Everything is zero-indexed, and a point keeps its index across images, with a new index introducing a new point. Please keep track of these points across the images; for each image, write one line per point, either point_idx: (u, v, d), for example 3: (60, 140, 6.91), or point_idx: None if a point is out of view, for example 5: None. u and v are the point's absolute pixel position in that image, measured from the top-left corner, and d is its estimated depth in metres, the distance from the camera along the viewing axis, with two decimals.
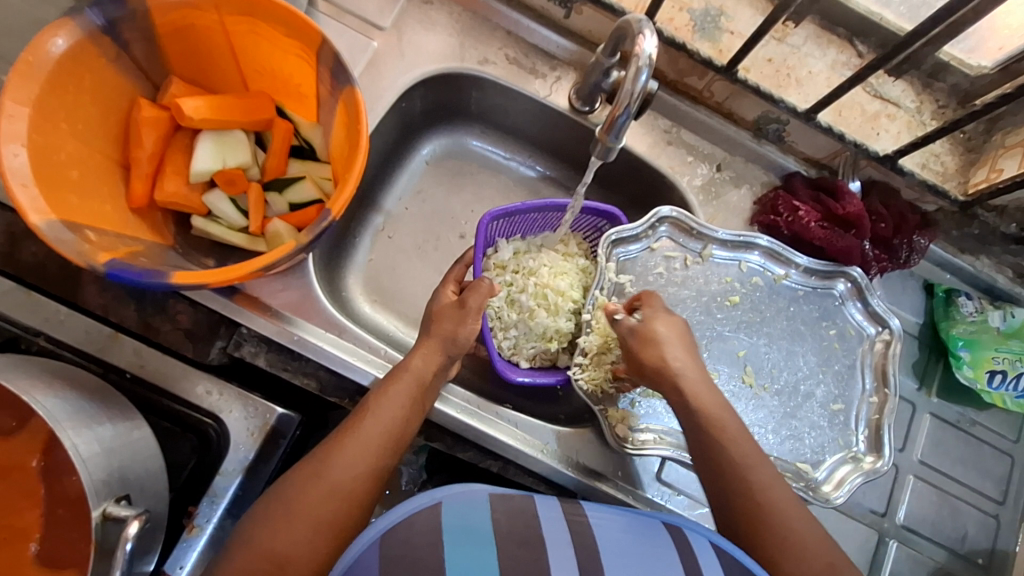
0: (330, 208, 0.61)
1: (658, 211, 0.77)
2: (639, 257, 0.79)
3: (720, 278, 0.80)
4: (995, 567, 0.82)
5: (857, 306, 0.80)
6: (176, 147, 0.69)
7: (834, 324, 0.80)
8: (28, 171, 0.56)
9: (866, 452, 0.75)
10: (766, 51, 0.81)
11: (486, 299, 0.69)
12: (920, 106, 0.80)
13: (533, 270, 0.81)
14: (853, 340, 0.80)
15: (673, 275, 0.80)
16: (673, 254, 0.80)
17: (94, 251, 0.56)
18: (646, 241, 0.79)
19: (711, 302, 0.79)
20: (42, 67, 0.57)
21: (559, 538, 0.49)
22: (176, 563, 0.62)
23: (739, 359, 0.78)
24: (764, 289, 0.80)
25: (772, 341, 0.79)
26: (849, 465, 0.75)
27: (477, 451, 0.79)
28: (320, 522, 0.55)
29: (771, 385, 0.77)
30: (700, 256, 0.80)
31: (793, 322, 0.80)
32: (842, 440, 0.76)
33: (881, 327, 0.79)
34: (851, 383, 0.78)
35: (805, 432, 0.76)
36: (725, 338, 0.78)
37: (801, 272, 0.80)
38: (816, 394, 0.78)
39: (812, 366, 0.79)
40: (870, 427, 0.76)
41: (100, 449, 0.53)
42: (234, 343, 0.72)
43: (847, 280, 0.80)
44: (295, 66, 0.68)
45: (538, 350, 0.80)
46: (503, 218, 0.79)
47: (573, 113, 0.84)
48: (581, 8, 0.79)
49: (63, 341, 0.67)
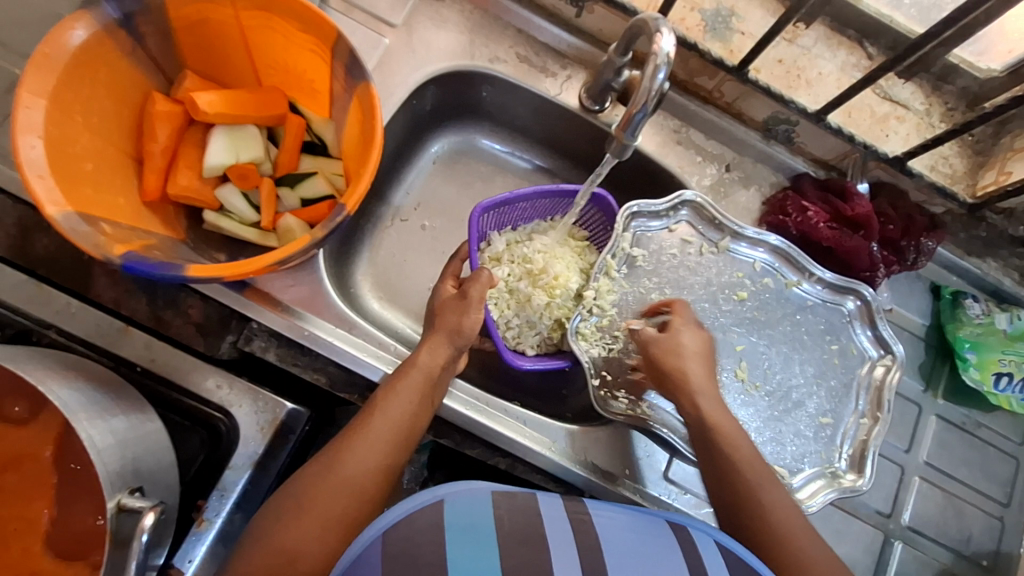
0: (344, 202, 0.61)
1: (682, 194, 0.78)
2: (657, 235, 0.80)
3: (732, 272, 0.80)
4: (1000, 568, 0.82)
5: (867, 331, 0.80)
6: (189, 141, 0.69)
7: (837, 340, 0.79)
8: (44, 162, 0.56)
9: (847, 470, 0.75)
10: (777, 52, 0.81)
11: (486, 289, 0.68)
12: (929, 108, 0.81)
13: (528, 258, 0.81)
14: (854, 360, 0.79)
15: (687, 259, 0.80)
16: (690, 238, 0.80)
17: (109, 243, 0.57)
18: (667, 220, 0.80)
19: (719, 292, 0.80)
20: (59, 59, 0.57)
21: (567, 536, 0.49)
22: (185, 557, 0.63)
23: (736, 353, 0.78)
24: (774, 291, 0.80)
25: (772, 344, 0.79)
26: (825, 480, 0.74)
27: (485, 448, 0.78)
28: (330, 516, 0.55)
29: (763, 385, 0.77)
30: (717, 246, 0.80)
31: (798, 329, 0.80)
32: (824, 454, 0.75)
33: (884, 351, 0.79)
34: (843, 403, 0.77)
35: (789, 438, 0.76)
36: (724, 328, 0.79)
37: (817, 282, 0.80)
38: (807, 405, 0.77)
39: (808, 376, 0.78)
40: (855, 447, 0.75)
41: (114, 441, 0.53)
42: (244, 338, 0.72)
43: (858, 297, 0.79)
44: (309, 62, 0.69)
45: (542, 336, 0.80)
46: (493, 210, 0.79)
47: (583, 112, 0.84)
48: (593, 7, 0.79)
49: (73, 334, 0.67)
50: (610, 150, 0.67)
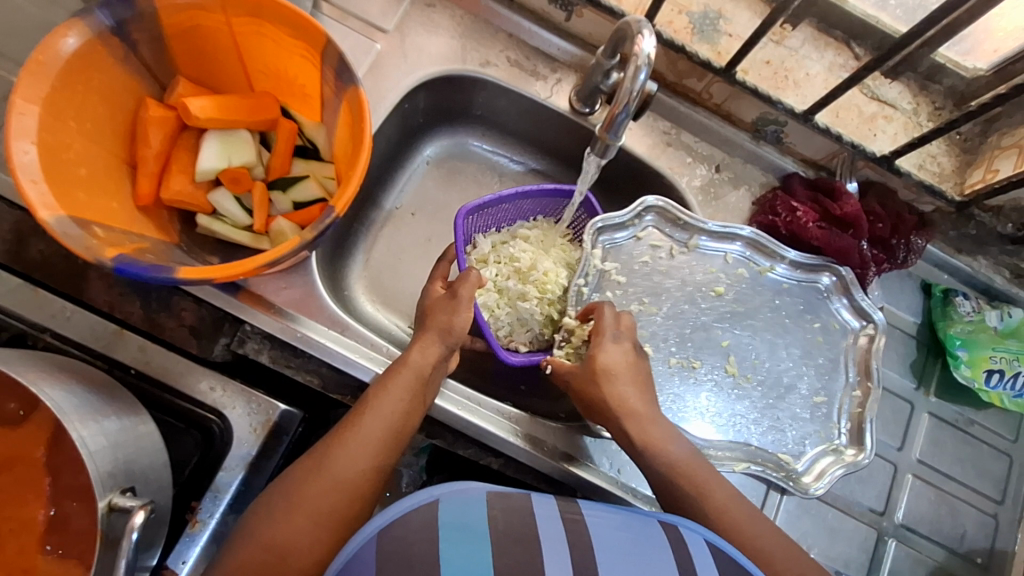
0: (334, 205, 0.62)
1: (644, 200, 0.78)
2: (625, 245, 0.80)
3: (705, 269, 0.81)
4: (994, 565, 0.83)
5: (843, 301, 0.82)
6: (182, 146, 0.70)
7: (817, 318, 0.82)
8: (38, 167, 0.57)
9: (847, 445, 0.77)
10: (765, 53, 0.82)
11: (475, 289, 0.69)
12: (917, 107, 0.81)
13: (514, 257, 0.82)
14: (837, 334, 0.81)
15: (658, 264, 0.81)
16: (659, 243, 0.81)
17: (101, 246, 0.57)
18: (633, 229, 0.80)
19: (696, 292, 0.81)
20: (52, 66, 0.58)
21: (555, 537, 0.50)
22: (178, 559, 0.63)
23: (723, 349, 0.79)
24: (749, 280, 0.82)
25: (756, 334, 0.80)
26: (830, 457, 0.76)
27: (477, 448, 0.79)
28: (321, 513, 0.55)
29: (753, 376, 0.79)
30: (686, 246, 0.81)
31: (779, 314, 0.81)
32: (823, 433, 0.78)
33: (865, 321, 0.81)
34: (834, 377, 0.80)
35: (787, 424, 0.78)
36: (707, 327, 0.80)
37: (787, 265, 0.82)
38: (799, 387, 0.79)
39: (795, 359, 0.80)
40: (852, 421, 0.78)
41: (107, 442, 0.54)
42: (238, 340, 0.73)
43: (832, 274, 0.82)
44: (300, 67, 0.70)
45: (534, 333, 0.81)
46: (478, 211, 0.79)
47: (573, 114, 0.85)
48: (582, 11, 0.80)
49: (68, 337, 0.68)
50: (594, 150, 0.68)
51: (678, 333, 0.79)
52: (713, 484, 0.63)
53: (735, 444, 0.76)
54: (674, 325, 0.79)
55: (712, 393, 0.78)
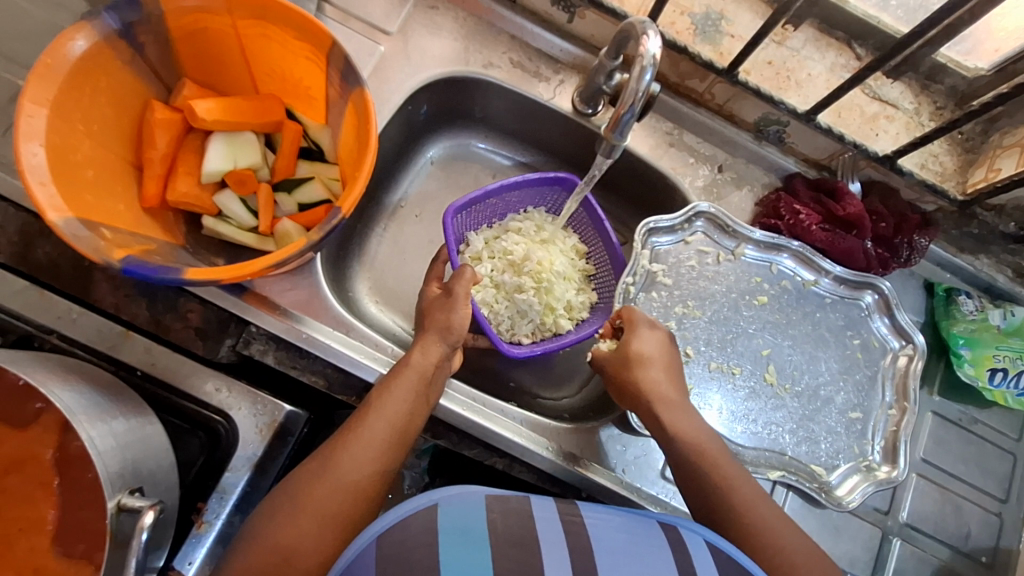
0: (340, 206, 0.62)
1: (696, 206, 0.80)
2: (672, 249, 0.82)
3: (750, 277, 0.83)
4: (998, 564, 0.83)
5: (885, 320, 0.82)
6: (189, 149, 0.71)
7: (857, 334, 0.82)
8: (46, 169, 0.57)
9: (881, 462, 0.77)
10: (767, 54, 0.82)
11: (470, 285, 0.70)
12: (918, 107, 0.82)
13: (508, 250, 0.82)
14: (877, 352, 0.81)
15: (705, 270, 0.82)
16: (706, 248, 0.82)
17: (109, 247, 0.58)
18: (681, 233, 0.82)
19: (740, 299, 0.82)
20: (60, 69, 0.58)
21: (556, 539, 0.50)
22: (185, 560, 0.63)
23: (763, 358, 0.80)
24: (793, 293, 0.83)
25: (797, 344, 0.81)
26: (860, 475, 0.76)
27: (482, 448, 0.79)
28: (326, 514, 0.55)
29: (792, 387, 0.79)
30: (733, 253, 0.83)
31: (819, 328, 0.82)
32: (857, 449, 0.78)
33: (905, 342, 0.81)
34: (871, 394, 0.80)
35: (821, 436, 0.78)
36: (750, 334, 0.81)
37: (831, 279, 0.82)
38: (836, 400, 0.79)
39: (834, 373, 0.81)
40: (887, 439, 0.78)
41: (115, 443, 0.54)
42: (243, 341, 0.73)
43: (874, 292, 0.82)
44: (306, 69, 0.70)
45: (534, 324, 0.81)
46: (467, 210, 0.80)
47: (576, 115, 0.85)
48: (584, 12, 0.81)
49: (74, 339, 0.68)
50: (600, 151, 0.69)
51: (720, 337, 0.80)
52: (731, 481, 0.62)
53: (769, 452, 0.76)
54: (717, 329, 0.81)
55: (722, 391, 0.78)
